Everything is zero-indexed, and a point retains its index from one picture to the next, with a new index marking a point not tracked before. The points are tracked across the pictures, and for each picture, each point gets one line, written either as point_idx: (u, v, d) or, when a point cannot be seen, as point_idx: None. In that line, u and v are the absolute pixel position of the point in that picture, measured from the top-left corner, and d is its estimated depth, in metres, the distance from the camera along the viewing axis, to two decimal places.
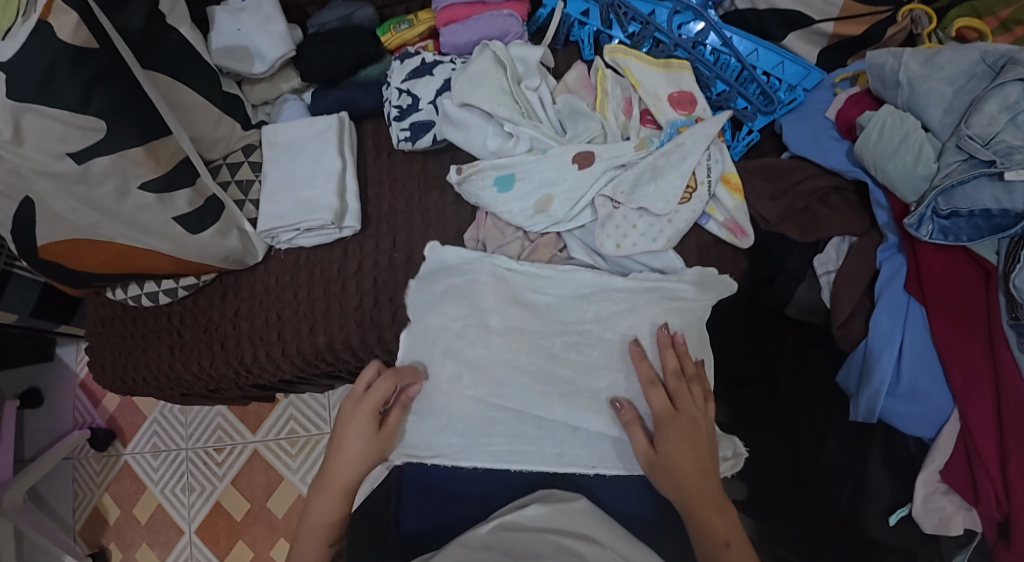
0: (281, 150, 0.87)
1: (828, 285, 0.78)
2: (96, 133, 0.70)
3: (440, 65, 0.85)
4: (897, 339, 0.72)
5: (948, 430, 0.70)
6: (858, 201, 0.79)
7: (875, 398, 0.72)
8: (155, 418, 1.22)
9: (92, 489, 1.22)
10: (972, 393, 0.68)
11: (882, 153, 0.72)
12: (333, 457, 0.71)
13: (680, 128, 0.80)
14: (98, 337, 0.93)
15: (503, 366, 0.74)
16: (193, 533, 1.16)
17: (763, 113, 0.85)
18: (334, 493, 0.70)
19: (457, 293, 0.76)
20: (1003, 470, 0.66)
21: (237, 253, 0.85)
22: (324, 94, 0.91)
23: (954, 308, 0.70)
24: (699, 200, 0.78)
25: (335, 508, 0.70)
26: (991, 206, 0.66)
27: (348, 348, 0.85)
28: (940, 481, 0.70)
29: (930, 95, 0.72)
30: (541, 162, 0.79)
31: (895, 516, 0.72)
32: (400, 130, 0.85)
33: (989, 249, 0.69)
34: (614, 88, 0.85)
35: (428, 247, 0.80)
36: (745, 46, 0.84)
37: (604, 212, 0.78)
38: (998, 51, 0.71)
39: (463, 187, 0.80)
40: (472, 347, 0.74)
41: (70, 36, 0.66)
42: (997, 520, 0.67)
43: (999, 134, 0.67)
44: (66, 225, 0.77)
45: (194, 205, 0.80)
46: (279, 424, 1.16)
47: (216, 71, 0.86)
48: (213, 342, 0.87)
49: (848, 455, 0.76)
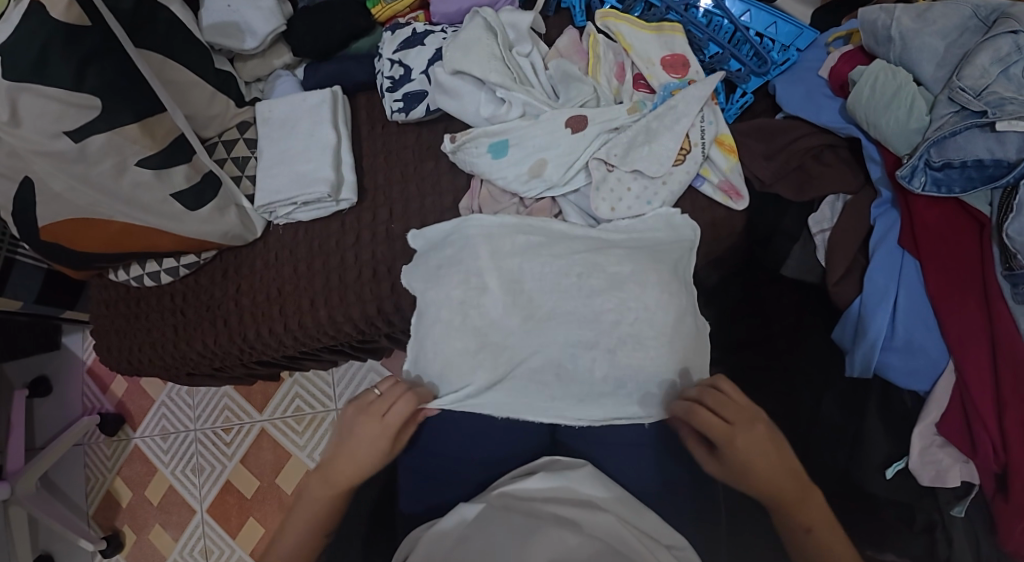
0: (275, 125, 0.87)
1: (822, 244, 0.78)
2: (92, 111, 0.71)
3: (432, 35, 0.85)
4: (892, 294, 0.73)
5: (944, 382, 0.71)
6: (851, 158, 0.79)
7: (871, 351, 0.73)
8: (162, 401, 1.23)
9: (104, 473, 1.23)
10: (967, 345, 0.68)
11: (874, 108, 0.72)
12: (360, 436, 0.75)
13: (673, 90, 0.81)
14: (103, 319, 0.94)
15: (516, 323, 0.76)
16: (204, 512, 1.17)
17: (756, 74, 0.85)
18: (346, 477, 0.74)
19: (452, 265, 0.78)
20: (1000, 420, 0.67)
21: (237, 229, 0.86)
22: (317, 69, 0.91)
23: (948, 260, 0.70)
24: (693, 162, 0.78)
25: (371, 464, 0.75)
26: (984, 156, 0.67)
27: (351, 320, 0.86)
28: (936, 434, 0.71)
29: (922, 50, 0.73)
30: (534, 128, 0.79)
31: (892, 469, 0.73)
32: (394, 101, 0.85)
33: (983, 201, 0.70)
34: (606, 52, 0.84)
35: (412, 236, 0.81)
36: (739, 7, 0.85)
37: (599, 175, 0.79)
38: (991, 5, 0.71)
39: (457, 156, 0.80)
40: (478, 310, 0.77)
41: (62, 14, 0.67)
42: (996, 473, 0.67)
43: (991, 85, 0.67)
44: (67, 205, 0.77)
45: (191, 181, 0.80)
46: (285, 403, 1.17)
47: (208, 49, 0.86)
48: (217, 319, 0.88)
49: (845, 411, 0.77)
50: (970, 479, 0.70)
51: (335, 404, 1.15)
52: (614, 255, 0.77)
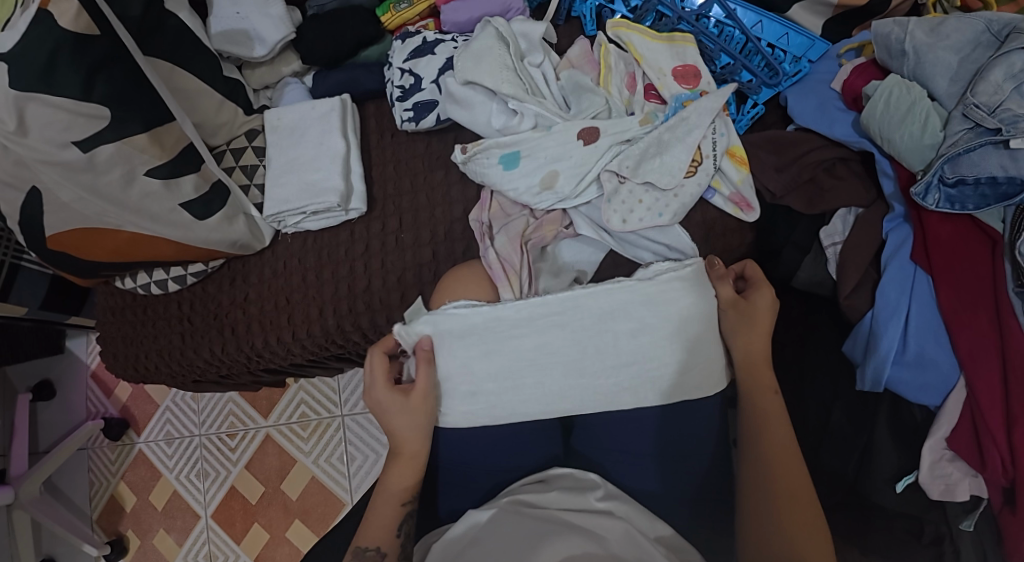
0: (284, 133, 0.87)
1: (834, 257, 0.77)
2: (100, 121, 0.70)
3: (442, 44, 0.84)
4: (903, 308, 0.72)
5: (955, 397, 0.71)
6: (863, 171, 0.79)
7: (881, 367, 0.73)
8: (167, 406, 1.22)
9: (107, 478, 1.23)
10: (979, 361, 0.68)
11: (888, 123, 0.72)
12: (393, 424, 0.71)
13: (684, 102, 0.80)
14: (108, 326, 0.93)
15: (561, 336, 0.70)
16: (209, 517, 1.17)
17: (767, 85, 0.84)
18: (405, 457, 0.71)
19: (470, 332, 0.70)
20: (1009, 435, 0.67)
21: (244, 238, 0.85)
22: (325, 77, 0.91)
23: (959, 276, 0.70)
24: (705, 173, 0.78)
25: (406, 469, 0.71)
26: (998, 173, 0.66)
27: (358, 330, 0.85)
28: (946, 449, 0.71)
29: (936, 64, 0.72)
30: (546, 139, 0.78)
31: (902, 483, 0.73)
32: (403, 110, 0.84)
33: (995, 218, 0.70)
34: (618, 63, 0.84)
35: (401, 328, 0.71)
36: (750, 18, 0.83)
37: (610, 187, 0.78)
38: (1003, 20, 0.71)
39: (468, 166, 0.80)
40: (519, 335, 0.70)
41: (71, 23, 0.66)
42: (1003, 486, 0.68)
43: (1005, 102, 0.67)
44: (74, 214, 0.77)
45: (200, 190, 0.80)
46: (290, 408, 1.17)
47: (216, 56, 0.86)
48: (224, 328, 0.88)
49: (855, 424, 0.78)
50: (979, 492, 0.70)
51: (340, 410, 1.16)
52: (661, 288, 0.69)
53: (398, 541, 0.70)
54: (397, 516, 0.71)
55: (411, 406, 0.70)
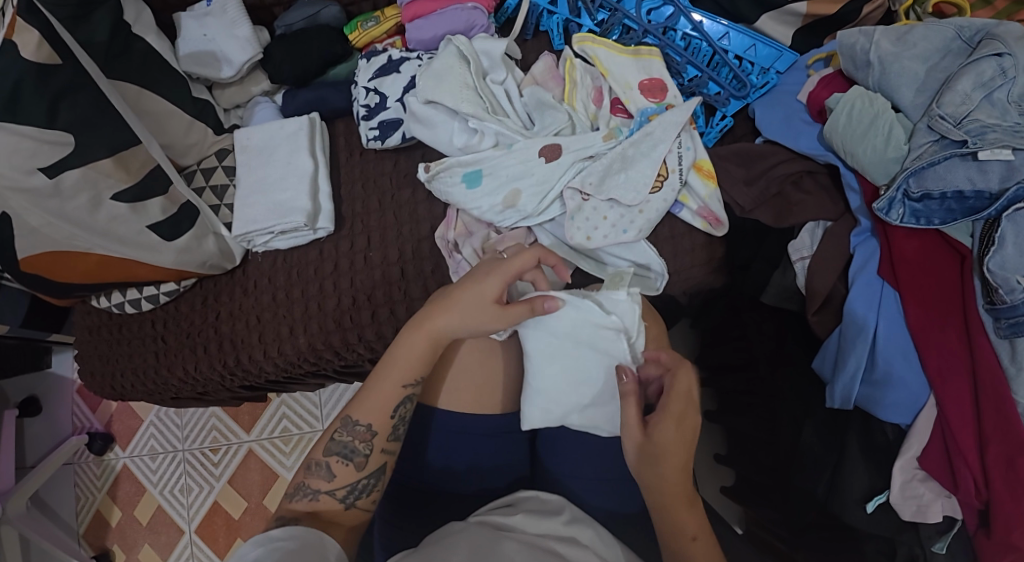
0: (253, 153, 0.88)
1: (803, 270, 0.76)
2: (65, 147, 0.71)
3: (408, 62, 0.85)
4: (871, 327, 0.71)
5: (926, 415, 0.69)
6: (830, 185, 0.78)
7: (850, 384, 0.72)
8: (152, 420, 1.25)
9: (93, 493, 1.25)
10: (948, 381, 0.66)
11: (851, 136, 0.71)
12: (441, 302, 0.66)
13: (650, 115, 0.80)
14: (85, 345, 0.94)
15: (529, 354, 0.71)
16: (193, 532, 1.18)
17: (736, 97, 0.83)
18: (423, 334, 0.66)
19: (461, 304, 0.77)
20: (982, 457, 0.64)
21: (215, 257, 0.86)
22: (294, 95, 0.91)
23: (928, 292, 0.68)
24: (671, 188, 0.77)
25: (421, 351, 0.67)
26: (965, 187, 0.65)
27: (330, 348, 0.85)
28: (918, 468, 0.69)
29: (902, 75, 0.71)
30: (507, 157, 0.79)
31: (872, 503, 0.70)
32: (369, 130, 0.85)
33: (964, 232, 0.68)
34: (583, 77, 0.84)
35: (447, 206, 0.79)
36: (717, 29, 0.82)
37: (573, 204, 0.78)
38: (974, 26, 0.69)
39: (432, 185, 0.80)
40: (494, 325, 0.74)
41: (33, 54, 0.67)
42: (978, 508, 0.65)
43: (972, 112, 0.65)
44: (44, 238, 0.78)
45: (167, 213, 0.81)
46: (272, 423, 1.19)
47: (185, 78, 0.87)
48: (197, 346, 0.88)
49: (825, 443, 0.75)
50: (953, 513, 0.68)
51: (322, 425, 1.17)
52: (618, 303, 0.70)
53: (389, 422, 0.67)
54: (397, 397, 0.68)
55: (488, 313, 0.65)
